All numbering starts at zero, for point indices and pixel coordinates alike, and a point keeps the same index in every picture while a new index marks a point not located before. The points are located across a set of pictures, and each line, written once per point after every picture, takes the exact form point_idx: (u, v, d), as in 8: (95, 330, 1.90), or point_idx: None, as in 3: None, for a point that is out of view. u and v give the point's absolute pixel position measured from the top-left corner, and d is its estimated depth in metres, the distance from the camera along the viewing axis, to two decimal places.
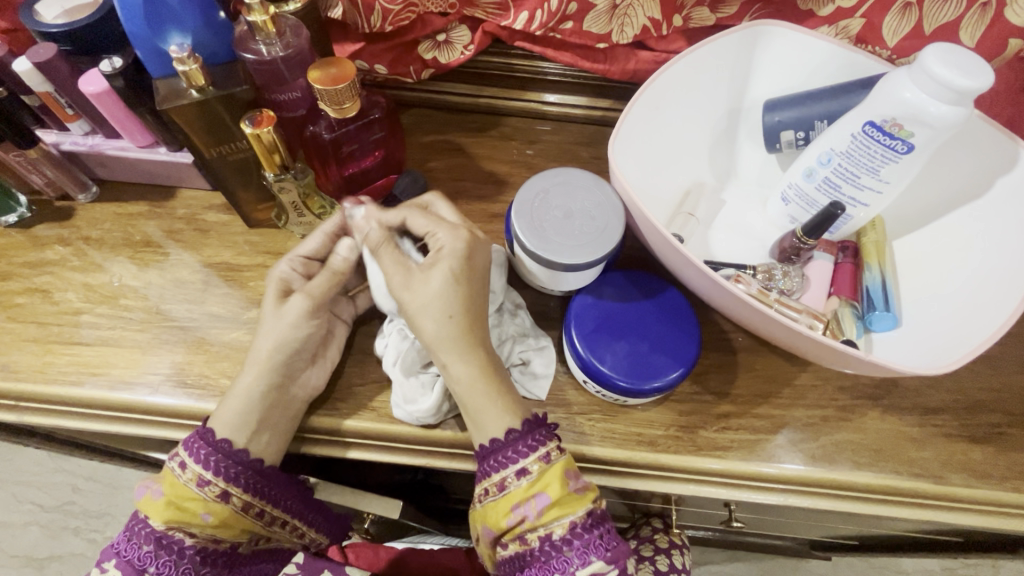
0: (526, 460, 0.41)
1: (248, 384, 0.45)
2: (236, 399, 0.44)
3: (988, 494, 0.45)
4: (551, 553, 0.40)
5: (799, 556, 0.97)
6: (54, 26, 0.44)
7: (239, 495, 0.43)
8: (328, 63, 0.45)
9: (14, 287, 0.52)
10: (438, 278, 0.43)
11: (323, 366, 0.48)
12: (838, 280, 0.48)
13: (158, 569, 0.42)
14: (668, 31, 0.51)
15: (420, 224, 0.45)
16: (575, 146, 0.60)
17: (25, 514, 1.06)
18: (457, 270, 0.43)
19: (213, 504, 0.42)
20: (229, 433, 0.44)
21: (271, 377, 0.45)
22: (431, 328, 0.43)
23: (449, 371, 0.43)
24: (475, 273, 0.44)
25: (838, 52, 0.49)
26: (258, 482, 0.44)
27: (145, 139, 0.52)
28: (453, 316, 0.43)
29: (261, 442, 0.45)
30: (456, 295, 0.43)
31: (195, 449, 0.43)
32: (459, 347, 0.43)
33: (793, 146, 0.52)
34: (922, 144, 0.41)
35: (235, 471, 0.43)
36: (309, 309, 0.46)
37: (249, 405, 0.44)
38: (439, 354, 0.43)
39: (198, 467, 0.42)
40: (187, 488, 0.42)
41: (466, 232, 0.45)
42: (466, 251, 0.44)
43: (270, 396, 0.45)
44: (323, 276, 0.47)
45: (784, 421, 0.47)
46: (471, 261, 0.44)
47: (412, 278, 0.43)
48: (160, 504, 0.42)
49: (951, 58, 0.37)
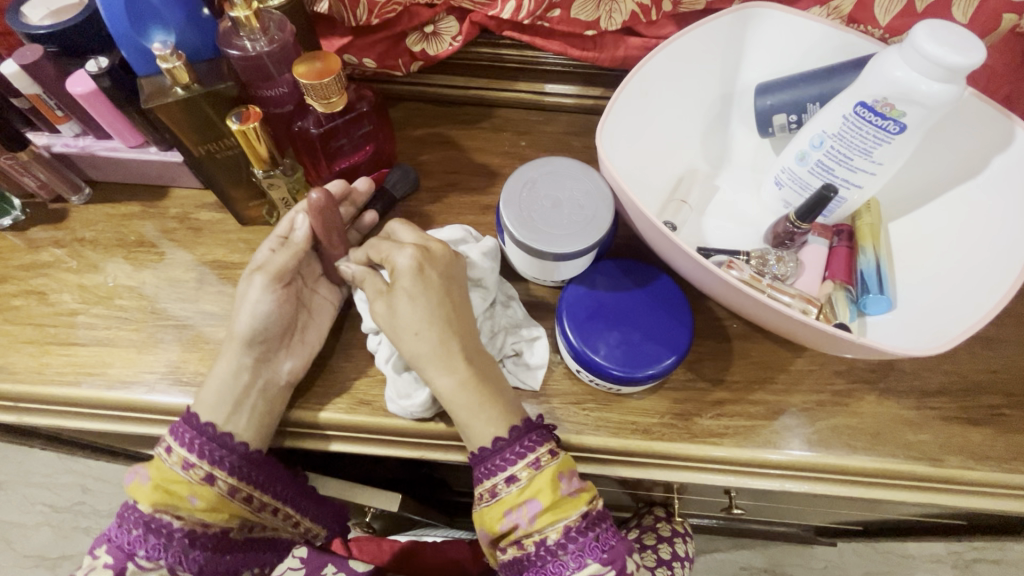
0: (514, 467, 0.41)
1: (224, 368, 0.46)
2: (213, 382, 0.45)
3: (988, 476, 0.45)
4: (546, 558, 0.40)
5: (804, 542, 0.97)
6: (40, 27, 0.44)
7: (224, 479, 0.44)
8: (313, 57, 0.44)
9: (11, 289, 0.53)
10: (401, 302, 0.43)
11: (298, 351, 0.48)
12: (833, 263, 0.47)
13: (148, 552, 0.42)
14: (657, 17, 0.50)
15: (379, 248, 0.46)
16: (566, 136, 0.59)
17: (36, 515, 1.08)
18: (413, 287, 0.43)
19: (199, 487, 0.43)
20: (210, 413, 0.44)
21: (243, 357, 0.46)
22: (406, 350, 0.43)
23: (435, 386, 0.43)
24: (433, 286, 0.43)
25: (830, 33, 0.49)
26: (243, 467, 0.44)
27: (135, 138, 0.52)
28: (419, 333, 0.42)
29: (240, 425, 0.45)
30: (422, 313, 0.43)
31: (181, 433, 0.44)
32: (434, 360, 0.42)
33: (786, 130, 0.51)
34: (914, 123, 0.41)
35: (219, 455, 0.44)
36: (266, 282, 0.46)
37: (226, 384, 0.45)
38: (424, 372, 0.43)
39: (183, 450, 0.43)
40: (172, 471, 0.43)
41: (414, 247, 0.44)
42: (416, 265, 0.43)
43: (241, 377, 0.45)
44: (281, 252, 0.47)
45: (782, 406, 0.47)
46: (426, 274, 0.43)
47: (380, 304, 0.44)
48: (148, 488, 0.43)
49: (941, 34, 0.37)
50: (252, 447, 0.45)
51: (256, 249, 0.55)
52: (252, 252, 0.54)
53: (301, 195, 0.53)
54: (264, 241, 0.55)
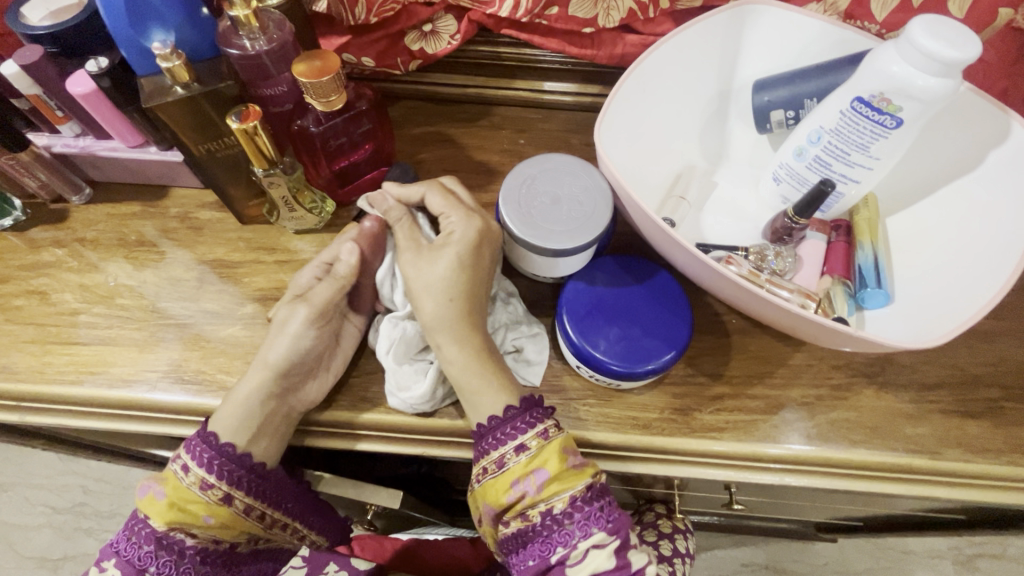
0: (525, 436, 0.42)
1: (249, 390, 0.45)
2: (234, 403, 0.44)
3: (987, 468, 0.45)
4: (553, 527, 0.41)
5: (805, 538, 0.97)
6: (40, 27, 0.45)
7: (240, 498, 0.44)
8: (312, 55, 0.44)
9: (12, 289, 0.53)
10: (444, 261, 0.44)
11: (323, 379, 0.47)
12: (832, 258, 0.48)
13: (159, 569, 0.43)
14: (655, 14, 0.51)
15: (437, 204, 0.47)
16: (565, 133, 0.60)
17: (37, 517, 1.08)
18: (465, 256, 0.44)
19: (214, 506, 0.43)
20: (232, 440, 0.44)
21: (271, 386, 0.45)
22: (429, 309, 0.44)
23: (441, 353, 0.44)
24: (480, 262, 0.45)
25: (827, 29, 0.49)
26: (259, 485, 0.45)
27: (136, 138, 0.53)
28: (453, 299, 0.44)
29: (259, 447, 0.45)
30: (459, 280, 0.44)
31: (198, 452, 0.43)
32: (453, 329, 0.44)
33: (783, 126, 0.52)
34: (911, 118, 0.41)
35: (237, 475, 0.44)
36: (309, 316, 0.46)
37: (250, 411, 0.44)
38: (434, 333, 0.44)
39: (201, 470, 0.43)
40: (189, 491, 0.43)
41: (479, 221, 0.46)
42: (476, 240, 0.45)
43: (267, 405, 0.45)
44: (326, 284, 0.47)
45: (781, 401, 0.47)
46: (480, 251, 0.45)
47: (423, 257, 0.45)
48: (162, 506, 0.43)
49: (937, 29, 0.37)
50: (269, 467, 0.46)
51: (256, 248, 0.55)
52: (253, 251, 0.55)
53: (300, 194, 0.52)
54: (265, 240, 0.55)
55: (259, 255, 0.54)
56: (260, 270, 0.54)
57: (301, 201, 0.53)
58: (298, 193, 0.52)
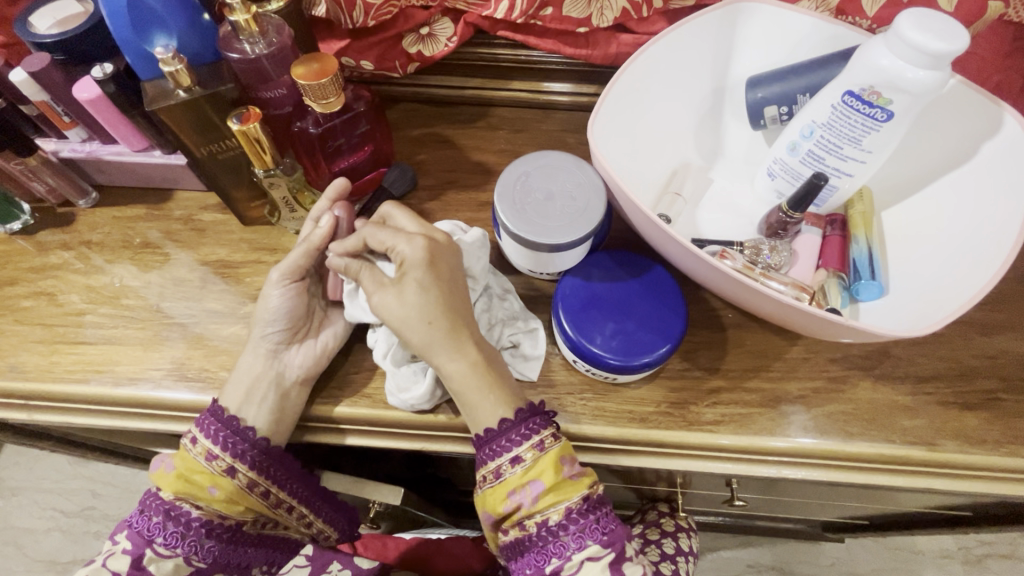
0: (520, 448, 0.42)
1: (243, 358, 0.48)
2: (232, 374, 0.47)
3: (985, 459, 0.45)
4: (547, 538, 0.42)
5: (812, 539, 0.97)
6: (47, 36, 0.46)
7: (244, 472, 0.45)
8: (310, 58, 0.45)
9: (20, 291, 0.54)
10: (410, 290, 0.43)
11: (311, 349, 0.49)
12: (826, 252, 0.48)
13: (166, 540, 0.44)
14: (648, 13, 0.51)
15: (380, 238, 0.45)
16: (561, 133, 0.60)
17: (47, 520, 1.09)
18: (425, 278, 0.43)
19: (220, 478, 0.44)
20: (232, 404, 0.46)
21: (260, 347, 0.48)
22: (417, 340, 0.43)
23: (444, 372, 0.43)
24: (443, 275, 0.44)
25: (820, 25, 0.49)
26: (263, 462, 0.46)
27: (140, 141, 0.54)
28: (432, 322, 0.43)
29: (252, 414, 0.46)
30: (433, 303, 0.43)
31: (206, 425, 0.45)
32: (447, 348, 0.43)
33: (777, 122, 0.52)
34: (901, 110, 0.41)
35: (241, 448, 0.45)
36: (281, 277, 0.48)
37: (243, 373, 0.47)
38: (431, 357, 0.43)
39: (208, 442, 0.45)
40: (196, 462, 0.44)
41: (423, 239, 0.44)
42: (428, 257, 0.44)
43: (256, 366, 0.47)
44: (300, 249, 0.48)
45: (778, 394, 0.47)
46: (435, 265, 0.44)
47: (389, 295, 0.43)
48: (172, 477, 0.44)
49: (925, 22, 0.37)
50: (266, 437, 0.46)
51: (258, 249, 0.56)
52: (254, 252, 0.55)
53: (301, 194, 0.53)
54: (266, 241, 0.56)
55: (261, 256, 0.55)
56: (261, 270, 0.55)
57: (301, 201, 0.54)
58: (299, 193, 0.53)
